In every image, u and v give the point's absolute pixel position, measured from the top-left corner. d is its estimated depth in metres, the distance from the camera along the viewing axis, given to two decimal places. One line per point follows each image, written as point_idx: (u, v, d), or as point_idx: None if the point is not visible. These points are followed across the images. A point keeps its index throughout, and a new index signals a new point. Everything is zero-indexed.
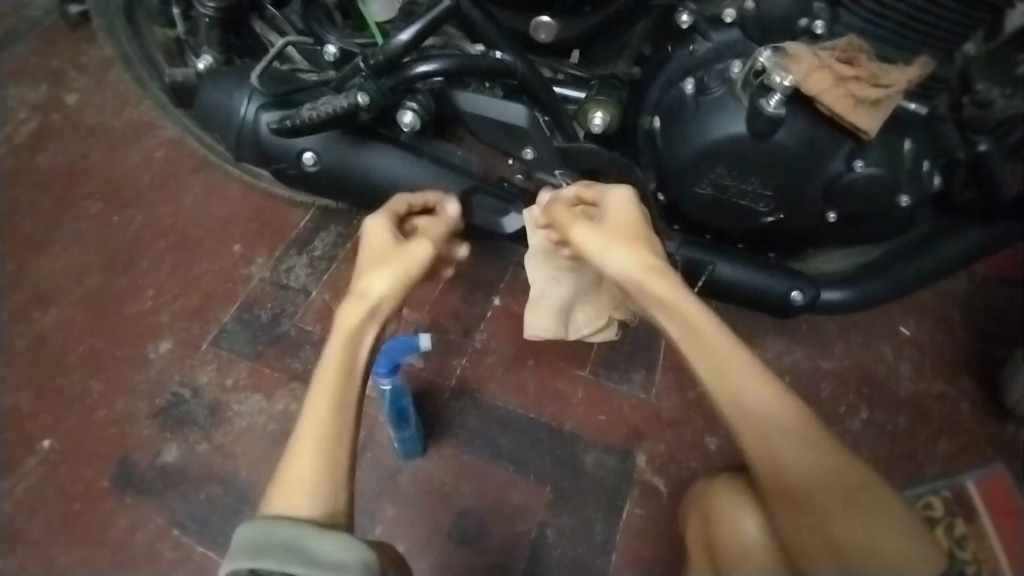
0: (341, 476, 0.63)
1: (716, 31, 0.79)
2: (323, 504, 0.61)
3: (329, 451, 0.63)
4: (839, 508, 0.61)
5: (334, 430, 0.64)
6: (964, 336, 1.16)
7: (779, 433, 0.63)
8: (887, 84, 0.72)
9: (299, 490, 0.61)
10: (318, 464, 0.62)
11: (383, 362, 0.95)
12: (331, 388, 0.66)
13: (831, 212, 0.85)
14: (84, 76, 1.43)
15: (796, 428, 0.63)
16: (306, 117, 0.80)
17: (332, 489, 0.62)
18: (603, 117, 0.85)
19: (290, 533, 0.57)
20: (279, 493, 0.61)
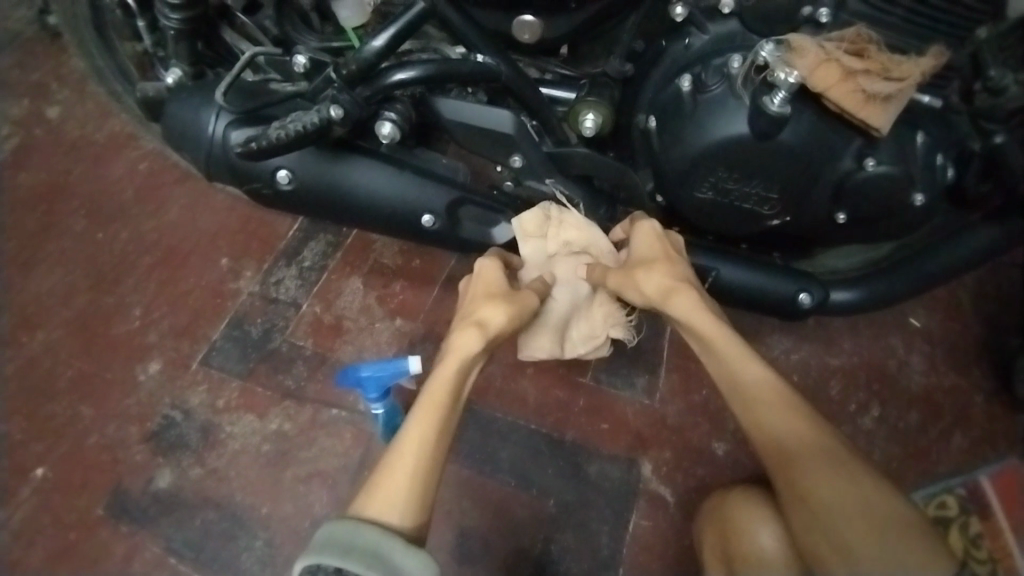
0: (427, 500, 0.70)
1: (712, 22, 0.74)
2: (408, 518, 0.68)
3: (426, 469, 0.70)
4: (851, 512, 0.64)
5: (433, 450, 0.72)
6: (978, 325, 1.11)
7: (791, 438, 0.69)
8: (900, 77, 0.67)
9: (394, 499, 0.68)
10: (418, 484, 0.70)
11: (372, 387, 0.97)
12: (437, 419, 0.73)
13: (841, 211, 0.79)
14: (64, 87, 1.39)
15: (805, 437, 0.68)
16: (272, 138, 0.76)
17: (422, 506, 0.69)
18: (594, 119, 0.81)
19: (375, 539, 0.64)
20: (372, 500, 0.68)
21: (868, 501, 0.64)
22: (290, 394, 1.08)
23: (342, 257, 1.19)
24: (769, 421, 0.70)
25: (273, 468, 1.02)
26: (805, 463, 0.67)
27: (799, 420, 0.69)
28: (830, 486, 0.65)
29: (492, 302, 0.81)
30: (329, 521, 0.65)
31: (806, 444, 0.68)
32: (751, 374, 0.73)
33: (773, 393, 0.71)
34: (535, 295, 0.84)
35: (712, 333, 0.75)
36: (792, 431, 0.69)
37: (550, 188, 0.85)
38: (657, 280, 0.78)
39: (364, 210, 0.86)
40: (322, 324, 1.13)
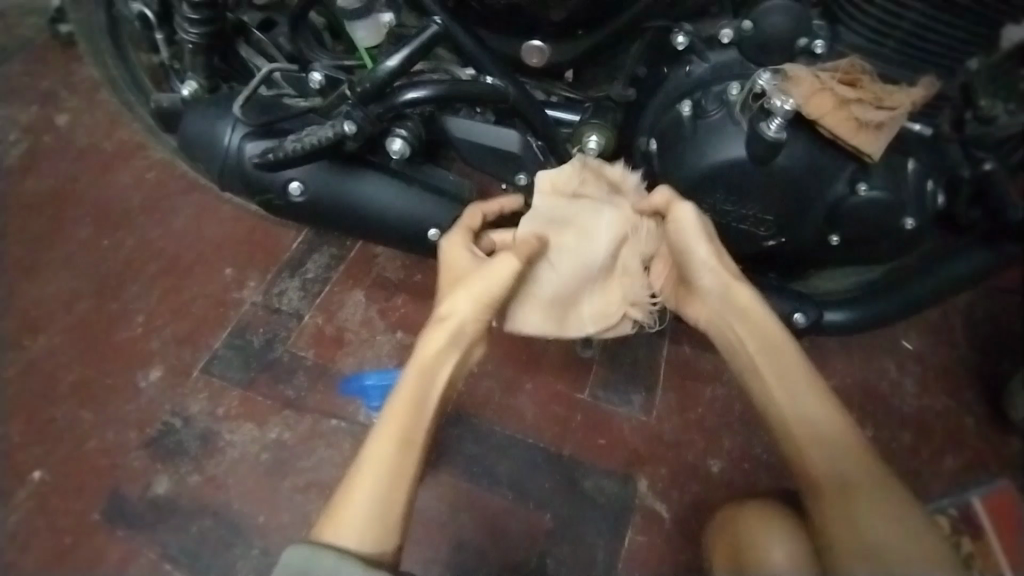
0: (393, 518, 0.67)
1: (712, 51, 0.78)
2: (372, 538, 0.65)
3: (387, 484, 0.68)
4: (875, 509, 0.62)
5: (392, 464, 0.69)
6: (969, 349, 1.13)
7: (845, 461, 0.64)
8: (892, 106, 0.70)
9: (355, 520, 0.65)
10: (380, 500, 0.67)
11: (376, 396, 1.09)
12: (400, 427, 0.71)
13: (834, 235, 0.82)
14: (74, 96, 1.42)
15: (858, 462, 0.64)
16: (290, 150, 0.79)
17: (386, 524, 0.66)
18: (598, 140, 0.84)
19: (331, 562, 0.61)
20: (332, 523, 0.66)
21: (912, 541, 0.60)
22: (290, 403, 1.09)
23: (346, 269, 1.21)
24: (827, 439, 0.65)
25: (272, 477, 1.03)
26: (855, 488, 0.63)
27: (854, 446, 0.65)
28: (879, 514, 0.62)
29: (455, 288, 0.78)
30: (290, 546, 0.63)
31: (860, 470, 0.64)
32: (808, 388, 0.68)
33: (825, 409, 0.67)
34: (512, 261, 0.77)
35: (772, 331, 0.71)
36: (848, 459, 0.65)
37: None
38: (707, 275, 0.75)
39: (372, 224, 0.88)
40: (324, 335, 1.15)
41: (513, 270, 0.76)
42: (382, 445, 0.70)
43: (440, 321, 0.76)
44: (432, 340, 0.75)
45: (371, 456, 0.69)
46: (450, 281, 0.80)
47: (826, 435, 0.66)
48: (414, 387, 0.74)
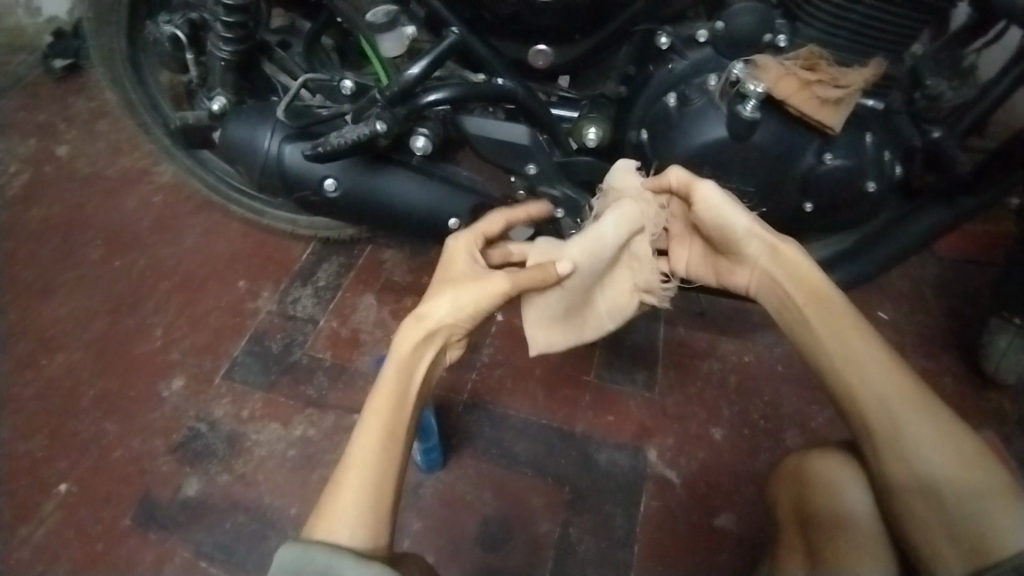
0: (382, 515, 0.66)
1: (690, 49, 0.88)
2: (363, 537, 0.63)
3: (375, 480, 0.66)
4: (952, 489, 0.66)
5: (380, 462, 0.67)
6: (938, 315, 1.25)
7: (898, 404, 0.69)
8: (847, 85, 0.81)
9: (347, 518, 0.64)
10: (366, 498, 0.65)
11: None
12: (382, 423, 0.69)
13: (808, 202, 0.93)
14: (75, 129, 1.46)
15: (910, 403, 0.69)
16: (333, 144, 0.87)
17: (375, 522, 0.65)
18: (597, 132, 0.94)
19: (323, 558, 0.59)
20: (322, 522, 0.64)
21: (966, 472, 0.66)
22: (312, 402, 1.13)
23: (356, 276, 1.27)
24: (876, 387, 0.71)
25: (301, 471, 1.07)
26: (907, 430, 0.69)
27: (905, 387, 0.70)
28: (932, 451, 0.67)
29: (438, 289, 0.78)
30: (283, 544, 0.61)
31: (911, 411, 0.69)
32: (859, 344, 0.73)
33: (885, 370, 0.71)
34: (501, 281, 0.77)
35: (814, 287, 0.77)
36: (900, 402, 0.69)
37: (561, 192, 0.97)
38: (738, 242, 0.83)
39: (400, 215, 0.97)
40: (340, 337, 1.20)
41: (503, 291, 0.77)
42: (368, 444, 0.68)
43: (418, 318, 0.76)
44: (410, 336, 0.75)
45: (358, 454, 0.68)
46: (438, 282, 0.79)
47: (900, 411, 0.69)
48: (394, 382, 0.72)
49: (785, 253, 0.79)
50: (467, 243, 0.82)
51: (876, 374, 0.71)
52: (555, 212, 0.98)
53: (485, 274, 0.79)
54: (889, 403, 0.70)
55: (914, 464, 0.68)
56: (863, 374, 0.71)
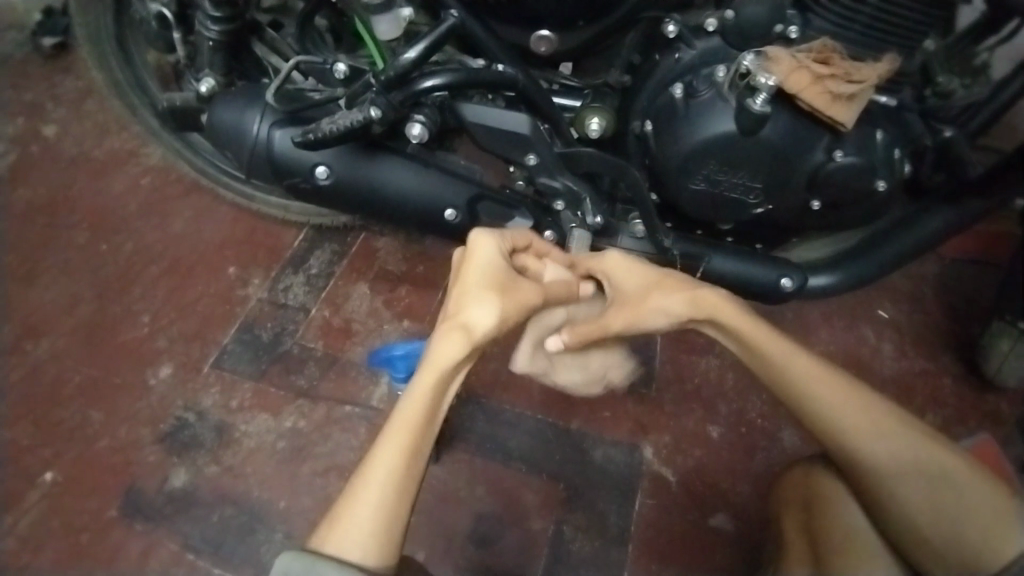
0: (394, 531, 0.68)
1: (698, 39, 0.85)
2: (372, 551, 0.65)
3: (393, 497, 0.68)
4: (923, 500, 0.71)
5: (399, 479, 0.69)
6: (940, 315, 1.23)
7: (864, 441, 0.73)
8: (860, 80, 0.79)
9: (359, 534, 0.66)
10: (382, 513, 0.67)
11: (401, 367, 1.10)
12: (407, 438, 0.70)
13: (815, 199, 0.91)
14: (62, 108, 1.41)
15: (874, 433, 0.73)
16: (325, 132, 0.84)
17: (386, 539, 0.67)
18: (599, 123, 0.91)
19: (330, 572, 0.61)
20: (333, 533, 0.66)
21: (937, 484, 0.71)
22: (303, 392, 1.11)
23: (349, 264, 1.24)
24: (843, 429, 0.73)
25: (291, 464, 1.05)
26: (875, 463, 0.73)
27: (866, 416, 0.73)
28: (903, 474, 0.72)
29: (481, 293, 0.75)
30: (284, 553, 0.63)
31: (877, 442, 0.72)
32: (812, 381, 0.74)
33: (836, 400, 0.73)
34: (536, 295, 0.77)
35: (757, 342, 0.76)
36: (865, 435, 0.73)
37: (562, 183, 0.93)
38: (677, 310, 0.77)
39: (393, 204, 0.94)
40: (332, 327, 1.18)
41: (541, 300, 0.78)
42: (390, 460, 0.69)
43: (463, 328, 0.73)
44: (449, 345, 0.72)
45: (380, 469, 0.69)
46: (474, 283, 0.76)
47: (858, 438, 0.73)
48: (425, 400, 0.72)
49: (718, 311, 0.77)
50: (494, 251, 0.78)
51: (828, 407, 0.73)
52: (555, 204, 0.95)
53: (519, 280, 0.77)
54: (847, 430, 0.73)
55: (885, 477, 0.72)
56: (815, 409, 0.74)
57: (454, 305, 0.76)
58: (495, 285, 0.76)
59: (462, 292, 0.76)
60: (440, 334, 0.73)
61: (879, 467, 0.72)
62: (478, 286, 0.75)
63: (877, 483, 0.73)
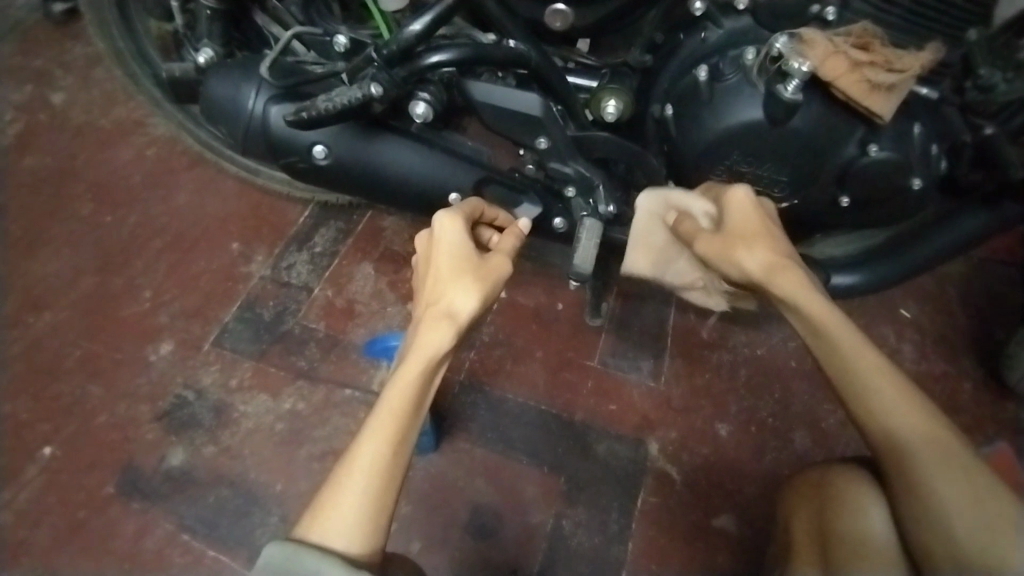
0: (382, 521, 0.65)
1: (727, 17, 0.79)
2: (359, 542, 0.63)
3: (380, 487, 0.65)
4: (953, 501, 0.62)
5: (387, 467, 0.66)
6: (965, 317, 1.17)
7: (900, 425, 0.66)
8: (902, 69, 0.72)
9: (343, 524, 0.63)
10: (370, 504, 0.64)
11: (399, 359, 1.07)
12: (396, 425, 0.67)
13: (844, 196, 0.85)
14: (69, 75, 1.37)
15: (918, 416, 0.66)
16: (321, 109, 0.79)
17: (373, 529, 0.64)
18: (616, 105, 0.85)
19: (314, 565, 0.59)
20: (317, 523, 0.63)
21: (975, 482, 0.63)
22: (303, 374, 1.09)
23: (354, 243, 1.21)
24: (879, 406, 0.67)
25: (289, 447, 1.03)
26: (917, 450, 0.65)
27: (910, 396, 0.67)
28: (940, 466, 0.64)
29: (456, 277, 0.74)
30: (271, 543, 0.61)
31: (919, 426, 0.66)
32: (859, 351, 0.69)
33: (882, 375, 0.68)
34: (506, 263, 0.77)
35: (807, 303, 0.72)
36: (911, 416, 0.66)
37: (573, 169, 0.88)
38: (764, 254, 0.75)
39: (395, 185, 0.90)
40: (334, 307, 1.15)
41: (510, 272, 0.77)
42: (377, 448, 0.66)
43: (447, 316, 0.72)
44: (433, 332, 0.71)
45: (365, 458, 0.65)
46: (446, 263, 0.76)
47: (897, 419, 0.66)
48: (412, 384, 0.69)
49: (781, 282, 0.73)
50: (456, 223, 0.78)
51: (874, 380, 0.68)
52: (565, 190, 0.91)
53: (487, 258, 0.77)
54: (883, 411, 0.67)
55: (916, 467, 0.65)
56: (857, 378, 0.68)
57: (433, 293, 0.74)
58: (470, 267, 0.75)
59: (436, 276, 0.75)
60: (424, 323, 0.72)
61: (916, 453, 0.65)
62: (451, 270, 0.75)
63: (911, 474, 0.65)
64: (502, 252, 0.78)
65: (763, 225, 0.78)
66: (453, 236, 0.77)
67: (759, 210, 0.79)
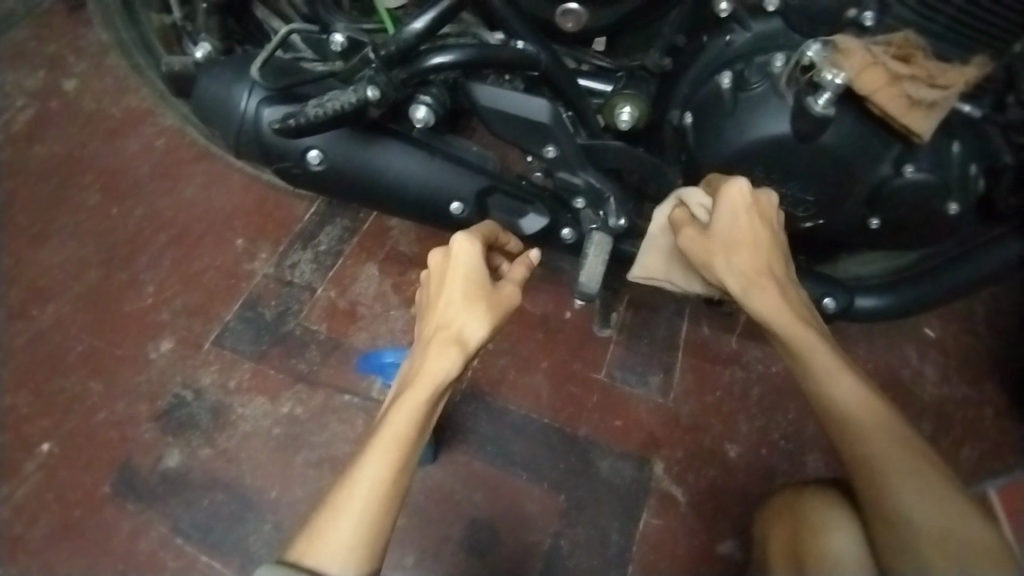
0: (380, 549, 0.60)
1: (755, 20, 0.73)
2: (356, 566, 0.58)
3: (380, 510, 0.61)
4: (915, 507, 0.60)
5: (389, 491, 0.62)
6: (993, 338, 1.10)
7: (866, 433, 0.63)
8: (944, 85, 0.67)
9: (341, 545, 0.58)
10: (371, 526, 0.60)
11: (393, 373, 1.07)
12: (398, 448, 0.64)
13: (874, 218, 0.80)
14: (81, 62, 1.35)
15: (882, 433, 0.62)
16: (310, 115, 0.76)
17: (370, 554, 0.59)
18: (631, 113, 0.80)
19: None
20: (310, 544, 0.58)
21: (943, 503, 0.59)
22: (302, 377, 1.07)
23: (359, 242, 1.18)
24: (845, 415, 0.64)
25: (285, 452, 1.01)
26: (876, 458, 0.62)
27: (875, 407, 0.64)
28: (905, 486, 0.60)
29: (470, 304, 0.73)
30: (263, 565, 0.56)
31: (884, 443, 0.62)
32: (830, 363, 0.67)
33: (848, 384, 0.65)
34: (516, 293, 0.77)
35: (778, 318, 0.70)
36: (877, 434, 0.62)
37: (582, 180, 0.84)
38: (740, 265, 0.73)
39: (395, 193, 0.87)
40: (336, 308, 1.12)
41: (520, 303, 0.77)
42: (380, 468, 0.62)
43: (456, 341, 0.70)
44: (442, 356, 0.69)
45: (367, 477, 0.62)
46: (457, 285, 0.75)
47: (860, 428, 0.63)
48: (418, 407, 0.66)
49: (755, 304, 0.71)
50: (473, 245, 0.77)
51: (841, 389, 0.65)
52: (574, 202, 0.86)
53: (497, 287, 0.76)
54: (850, 422, 0.64)
55: (878, 475, 0.61)
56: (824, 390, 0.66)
57: (441, 317, 0.73)
58: (482, 294, 0.74)
59: (445, 298, 0.74)
60: (433, 345, 0.70)
61: (882, 474, 0.61)
62: (463, 294, 0.74)
63: (878, 495, 0.61)
64: (514, 281, 0.78)
65: (753, 232, 0.74)
66: (468, 258, 0.76)
67: (754, 208, 0.74)
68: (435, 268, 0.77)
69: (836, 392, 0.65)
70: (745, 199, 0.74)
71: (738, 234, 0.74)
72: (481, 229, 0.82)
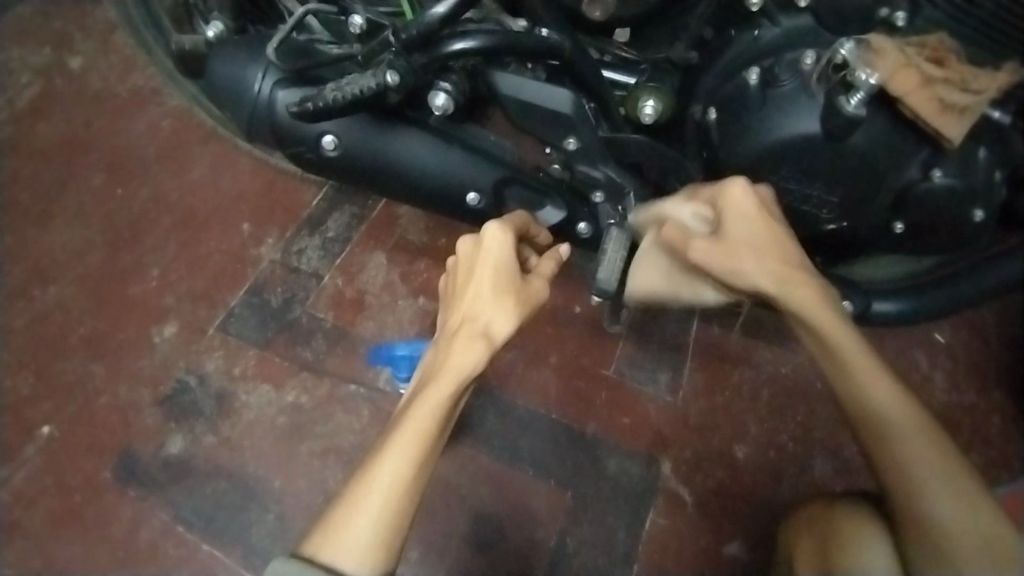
0: (394, 549, 0.60)
1: (785, 15, 0.71)
2: (370, 565, 0.58)
3: (395, 509, 0.60)
4: (934, 503, 0.60)
5: (408, 490, 0.61)
6: (1003, 346, 1.09)
7: (893, 430, 0.61)
8: (978, 90, 0.65)
9: (356, 543, 0.58)
10: (386, 526, 0.59)
11: (404, 368, 1.03)
12: (420, 444, 0.62)
13: (898, 221, 0.79)
14: (88, 39, 1.32)
15: (913, 434, 0.61)
16: (328, 99, 0.74)
17: (384, 553, 0.59)
18: (655, 106, 0.78)
19: None
20: (326, 539, 0.58)
21: (975, 505, 0.60)
22: (308, 366, 1.05)
23: (367, 230, 1.16)
24: (874, 410, 0.62)
25: (288, 441, 1.00)
26: (909, 453, 0.61)
27: (904, 407, 0.62)
28: (934, 482, 0.60)
29: (500, 297, 0.72)
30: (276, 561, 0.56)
31: (910, 440, 0.61)
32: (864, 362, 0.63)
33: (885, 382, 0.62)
34: (545, 290, 0.75)
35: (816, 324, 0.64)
36: (911, 436, 0.61)
37: (603, 173, 0.82)
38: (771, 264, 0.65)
39: (409, 180, 0.86)
40: (344, 297, 1.11)
41: (548, 299, 0.75)
42: (400, 467, 0.61)
43: (484, 336, 0.69)
44: (468, 349, 0.68)
45: (386, 475, 0.61)
46: (485, 277, 0.73)
47: (888, 422, 0.61)
48: (442, 402, 0.65)
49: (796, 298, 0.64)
50: (507, 235, 0.75)
51: (875, 385, 0.62)
52: (593, 196, 0.85)
53: (528, 282, 0.75)
54: (878, 417, 0.62)
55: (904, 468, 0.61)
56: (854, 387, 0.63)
57: (469, 310, 0.72)
58: (512, 287, 0.73)
59: (474, 289, 0.73)
60: (461, 337, 0.69)
61: (909, 466, 0.61)
62: (493, 287, 0.72)
63: (908, 499, 0.61)
64: (543, 276, 0.76)
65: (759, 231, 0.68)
66: (501, 249, 0.74)
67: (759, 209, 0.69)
68: (465, 256, 0.76)
69: (866, 393, 0.62)
70: (750, 198, 0.70)
71: (753, 230, 0.68)
72: (512, 218, 0.80)
